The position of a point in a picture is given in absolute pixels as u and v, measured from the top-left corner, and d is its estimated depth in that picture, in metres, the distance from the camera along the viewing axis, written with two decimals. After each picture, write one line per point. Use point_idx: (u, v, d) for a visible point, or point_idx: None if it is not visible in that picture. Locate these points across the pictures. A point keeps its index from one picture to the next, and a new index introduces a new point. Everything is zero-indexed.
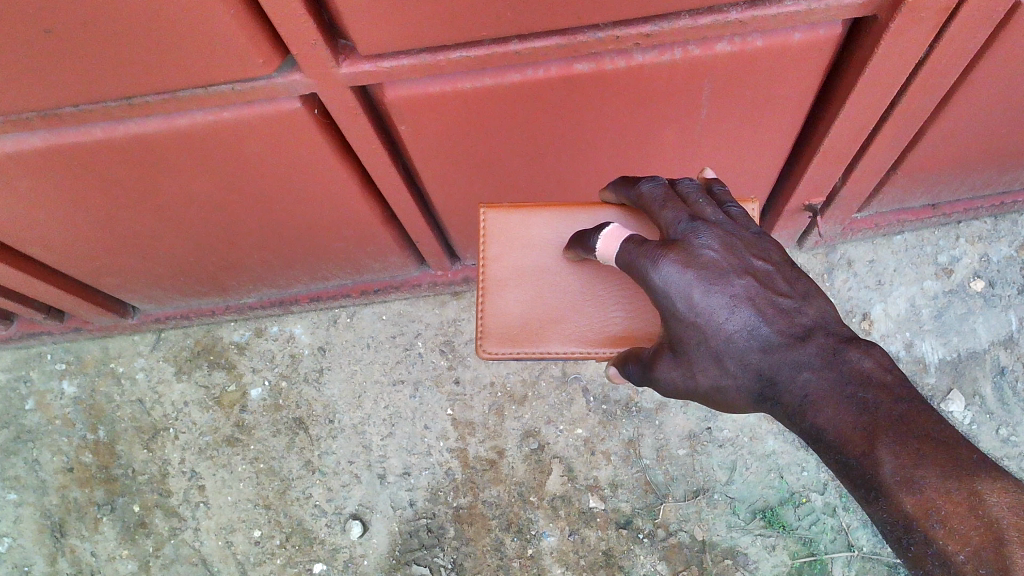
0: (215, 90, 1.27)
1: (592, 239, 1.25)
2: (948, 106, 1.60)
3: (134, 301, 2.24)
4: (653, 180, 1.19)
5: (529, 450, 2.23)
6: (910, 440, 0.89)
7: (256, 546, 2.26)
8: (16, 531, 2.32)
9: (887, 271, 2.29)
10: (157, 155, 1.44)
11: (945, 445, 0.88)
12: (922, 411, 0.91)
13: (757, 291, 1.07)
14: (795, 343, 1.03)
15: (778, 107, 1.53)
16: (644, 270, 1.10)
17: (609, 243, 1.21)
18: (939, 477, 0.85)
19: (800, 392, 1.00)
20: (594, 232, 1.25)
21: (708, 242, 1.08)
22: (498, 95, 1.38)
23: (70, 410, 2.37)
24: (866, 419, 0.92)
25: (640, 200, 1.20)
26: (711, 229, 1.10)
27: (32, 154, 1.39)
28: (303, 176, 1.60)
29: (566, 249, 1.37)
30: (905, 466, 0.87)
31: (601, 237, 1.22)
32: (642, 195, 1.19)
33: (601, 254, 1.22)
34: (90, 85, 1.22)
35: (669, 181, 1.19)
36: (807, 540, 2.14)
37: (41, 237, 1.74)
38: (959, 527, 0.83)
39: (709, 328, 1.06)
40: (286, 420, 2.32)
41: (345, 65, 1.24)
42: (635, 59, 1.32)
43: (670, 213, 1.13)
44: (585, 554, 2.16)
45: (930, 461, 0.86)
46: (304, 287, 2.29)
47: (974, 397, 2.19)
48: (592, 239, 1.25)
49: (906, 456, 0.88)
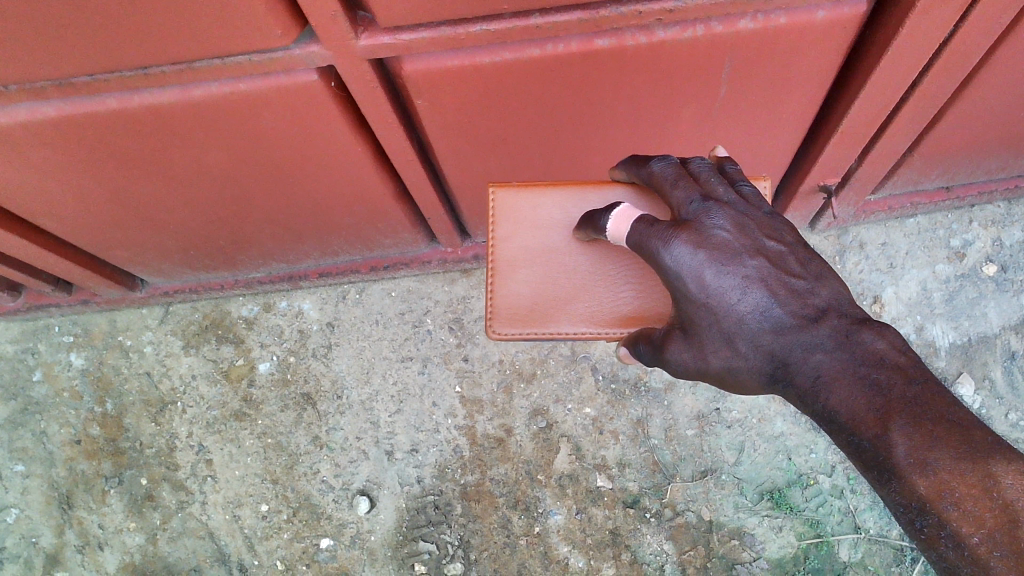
0: (232, 60, 1.25)
1: (602, 220, 1.24)
2: (969, 87, 1.58)
3: (143, 273, 2.23)
4: (662, 159, 1.17)
5: (537, 428, 2.23)
6: (924, 422, 0.87)
7: (263, 521, 2.27)
8: (23, 502, 2.32)
9: (899, 254, 2.27)
10: (172, 125, 1.43)
11: (960, 427, 0.86)
12: (936, 392, 0.90)
13: (770, 272, 1.05)
14: (806, 325, 1.01)
15: (797, 85, 1.51)
16: (655, 250, 1.09)
17: (620, 224, 1.19)
18: (953, 459, 0.84)
19: (812, 373, 0.98)
20: (605, 213, 1.24)
21: (720, 221, 1.07)
22: (517, 69, 1.36)
23: (77, 382, 2.37)
24: (879, 400, 0.91)
25: (652, 179, 1.18)
26: (723, 209, 1.08)
27: (45, 124, 1.38)
28: (317, 150, 1.59)
29: (577, 230, 1.36)
30: (918, 448, 0.86)
31: (611, 218, 1.21)
32: (653, 174, 1.17)
33: (612, 236, 1.22)
34: (107, 54, 1.20)
35: (680, 160, 1.18)
36: (814, 522, 2.14)
37: (51, 206, 1.72)
38: (972, 510, 0.83)
39: (721, 310, 1.05)
40: (294, 395, 2.32)
41: (363, 37, 1.22)
42: (656, 35, 1.31)
43: (681, 193, 1.12)
44: (591, 532, 2.17)
45: (943, 442, 0.85)
46: (314, 262, 2.28)
47: (984, 381, 2.19)
48: (602, 219, 1.23)
49: (920, 438, 0.86)
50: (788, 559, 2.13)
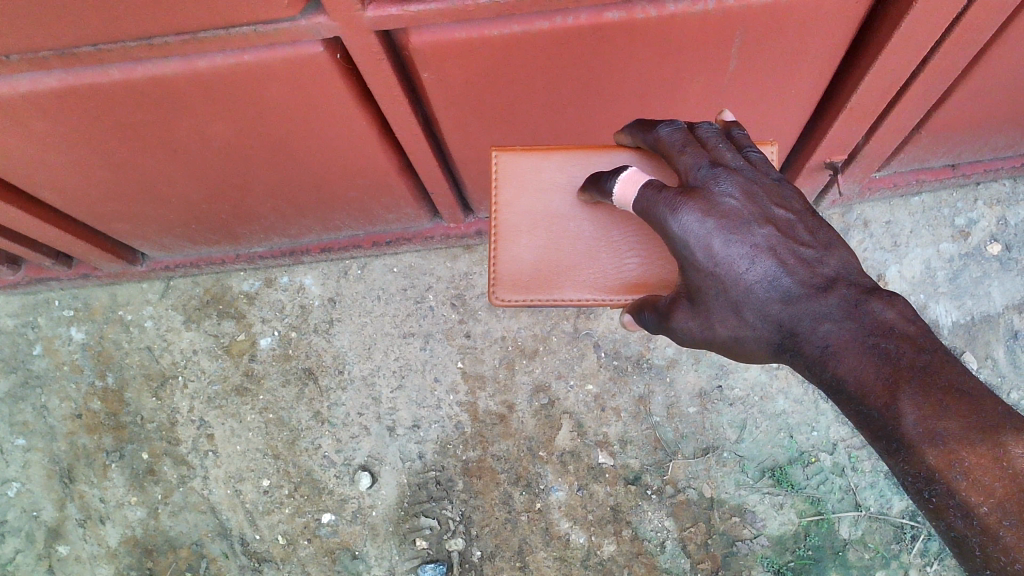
0: (237, 31, 1.24)
1: (609, 184, 1.21)
2: (982, 62, 1.56)
3: (145, 247, 2.22)
4: (668, 124, 1.16)
5: (539, 405, 2.23)
6: (932, 391, 0.86)
7: (264, 495, 2.27)
8: (25, 475, 2.32)
9: (904, 232, 2.26)
10: (175, 96, 1.41)
11: (969, 397, 0.85)
12: (946, 361, 0.88)
13: (778, 241, 1.05)
14: (812, 296, 1.01)
15: (807, 58, 1.50)
16: (661, 216, 1.09)
17: (627, 189, 1.16)
18: (963, 428, 0.83)
19: (820, 343, 0.98)
20: (611, 177, 1.21)
21: (729, 189, 1.06)
22: (526, 41, 1.35)
23: (78, 356, 2.36)
24: (887, 370, 0.89)
25: (658, 144, 1.17)
26: (731, 176, 1.08)
27: (47, 94, 1.36)
28: (320, 123, 1.57)
29: (580, 193, 1.35)
30: (927, 417, 0.85)
31: (619, 181, 1.18)
32: (660, 139, 1.16)
33: (617, 200, 1.18)
34: (109, 23, 1.19)
35: (688, 124, 1.17)
36: (814, 499, 2.15)
37: (53, 177, 1.71)
38: (981, 479, 0.82)
39: (729, 280, 1.05)
40: (296, 370, 2.31)
41: (370, 8, 1.21)
42: (667, 9, 1.29)
43: (689, 158, 1.11)
44: (593, 509, 2.17)
45: (953, 411, 0.84)
46: (316, 237, 2.25)
47: (986, 360, 2.20)
48: (609, 182, 1.20)
49: (929, 408, 0.85)
50: (788, 536, 2.14)
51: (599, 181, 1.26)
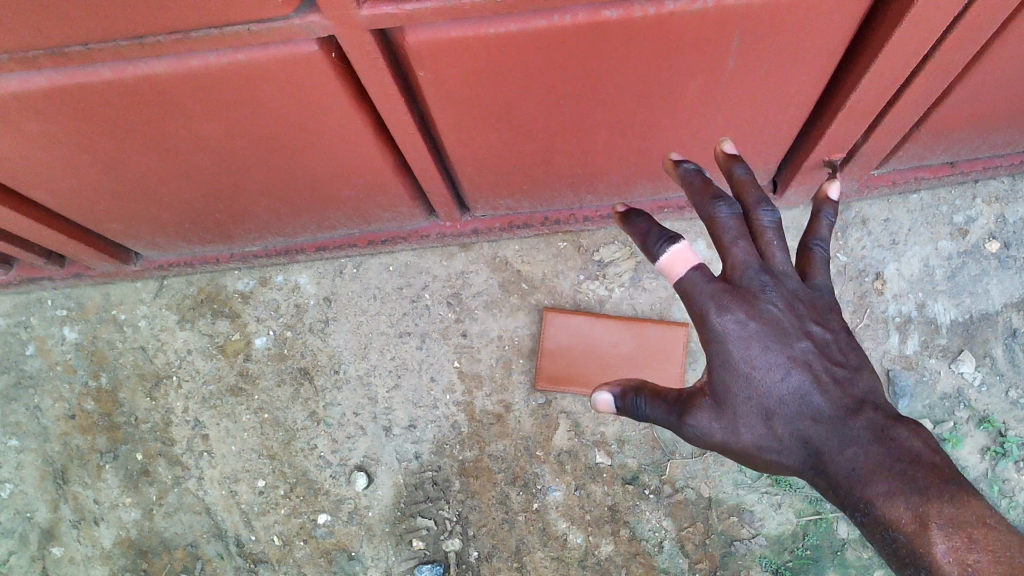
0: (230, 30, 1.22)
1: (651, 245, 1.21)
2: (980, 62, 1.55)
3: (138, 247, 2.19)
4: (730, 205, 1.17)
5: (536, 405, 2.21)
6: (963, 527, 1.01)
7: (260, 496, 2.26)
8: (18, 476, 2.31)
9: (901, 231, 2.24)
10: (167, 95, 1.40)
11: (995, 534, 1.01)
12: (970, 492, 1.04)
13: (814, 357, 1.17)
14: (845, 417, 1.14)
15: (806, 56, 1.48)
16: (706, 309, 1.17)
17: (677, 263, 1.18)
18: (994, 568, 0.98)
19: (848, 466, 1.11)
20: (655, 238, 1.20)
21: (773, 298, 1.18)
22: (522, 40, 1.33)
23: (71, 356, 2.33)
24: (917, 501, 1.04)
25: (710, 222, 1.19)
26: (778, 286, 1.19)
27: (38, 94, 1.35)
28: (314, 122, 1.56)
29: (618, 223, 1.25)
30: (957, 549, 1.00)
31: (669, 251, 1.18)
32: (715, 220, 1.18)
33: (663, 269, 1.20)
34: (100, 24, 1.17)
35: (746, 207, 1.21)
36: (813, 499, 2.14)
37: (45, 177, 1.69)
38: None
39: (763, 385, 1.16)
40: (291, 370, 2.29)
41: (365, 7, 1.19)
42: (665, 6, 1.28)
43: (744, 253, 1.18)
44: (590, 508, 2.18)
45: (982, 547, 1.00)
46: (310, 236, 2.20)
47: (984, 358, 2.20)
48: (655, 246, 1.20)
49: (960, 542, 1.01)
50: (787, 535, 2.15)
51: (646, 234, 1.21)
